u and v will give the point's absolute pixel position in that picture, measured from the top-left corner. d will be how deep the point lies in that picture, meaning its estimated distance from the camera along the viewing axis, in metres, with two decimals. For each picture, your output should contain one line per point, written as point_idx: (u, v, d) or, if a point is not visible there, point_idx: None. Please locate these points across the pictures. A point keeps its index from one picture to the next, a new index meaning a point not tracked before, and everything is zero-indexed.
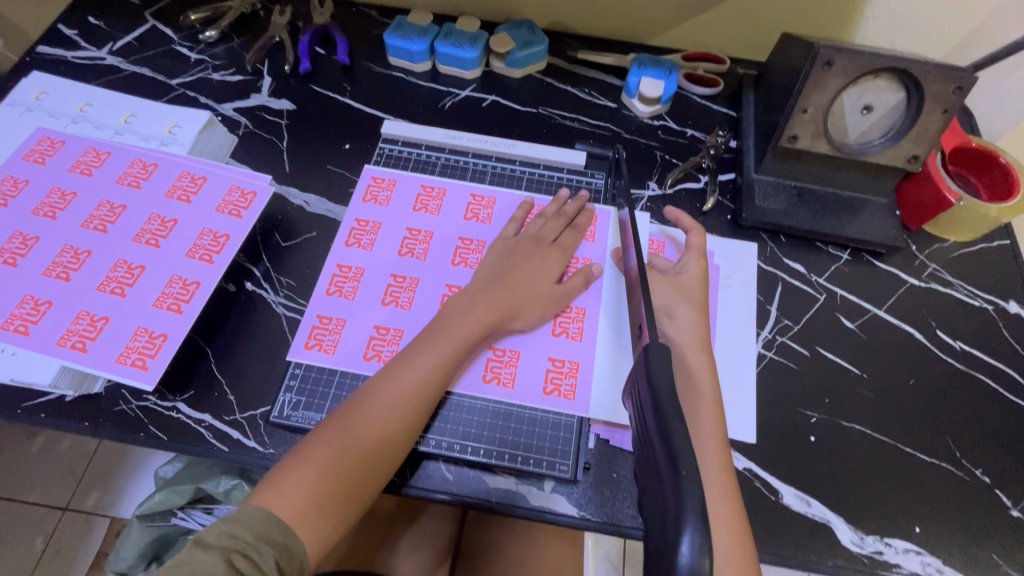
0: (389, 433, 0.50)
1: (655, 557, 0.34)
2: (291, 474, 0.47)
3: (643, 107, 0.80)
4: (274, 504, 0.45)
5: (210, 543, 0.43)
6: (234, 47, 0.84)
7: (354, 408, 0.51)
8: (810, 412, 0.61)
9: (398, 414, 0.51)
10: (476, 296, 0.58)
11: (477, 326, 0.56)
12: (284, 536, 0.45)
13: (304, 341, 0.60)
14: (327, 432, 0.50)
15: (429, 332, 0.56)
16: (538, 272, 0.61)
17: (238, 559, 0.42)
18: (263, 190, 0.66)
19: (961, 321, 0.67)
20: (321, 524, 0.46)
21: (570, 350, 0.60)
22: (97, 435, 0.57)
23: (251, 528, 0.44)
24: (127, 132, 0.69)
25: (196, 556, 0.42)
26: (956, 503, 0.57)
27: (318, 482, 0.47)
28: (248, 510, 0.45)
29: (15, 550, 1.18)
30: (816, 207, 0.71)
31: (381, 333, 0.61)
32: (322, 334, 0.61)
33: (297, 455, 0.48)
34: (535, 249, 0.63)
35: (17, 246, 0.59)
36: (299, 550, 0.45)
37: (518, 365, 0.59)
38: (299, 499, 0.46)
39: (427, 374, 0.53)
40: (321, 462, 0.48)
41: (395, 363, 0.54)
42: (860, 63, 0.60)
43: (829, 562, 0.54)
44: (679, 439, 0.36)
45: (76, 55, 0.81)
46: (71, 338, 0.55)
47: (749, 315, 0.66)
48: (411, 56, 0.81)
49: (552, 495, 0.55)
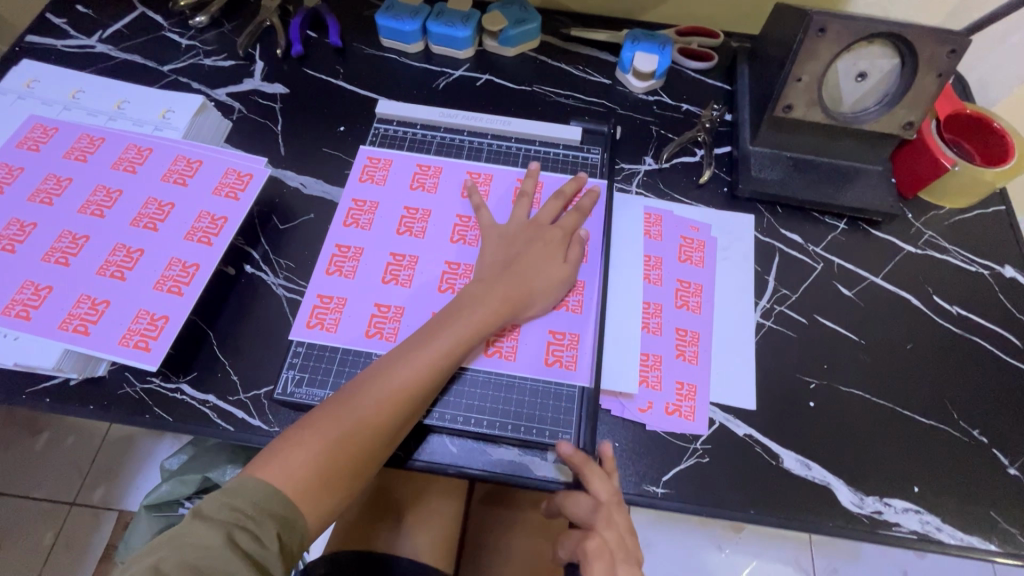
0: (396, 414, 0.51)
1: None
2: (296, 449, 0.48)
3: (638, 83, 0.79)
4: (277, 479, 0.46)
5: (209, 516, 0.43)
6: (225, 32, 0.83)
7: (362, 388, 0.51)
8: (809, 378, 0.62)
9: (407, 398, 0.51)
10: (488, 285, 0.58)
11: (482, 307, 0.56)
12: (286, 509, 0.46)
13: (305, 321, 0.61)
14: (330, 408, 0.50)
15: (439, 319, 0.56)
16: (542, 254, 0.61)
17: (239, 534, 0.43)
18: (259, 173, 0.66)
19: (957, 287, 0.68)
20: (321, 499, 0.47)
21: (570, 324, 0.61)
22: (101, 418, 0.57)
23: (251, 501, 0.44)
24: (120, 118, 0.69)
25: (198, 529, 0.43)
26: (955, 462, 0.58)
27: (321, 458, 0.48)
28: (247, 484, 0.45)
29: (25, 546, 1.19)
30: (813, 176, 0.71)
31: (381, 310, 0.61)
32: (325, 315, 0.61)
33: (302, 429, 0.49)
34: (537, 231, 0.63)
35: (15, 233, 0.59)
36: (300, 523, 0.46)
37: (522, 347, 0.59)
38: (302, 474, 0.47)
39: (438, 358, 0.53)
40: (327, 439, 0.48)
41: (406, 346, 0.54)
42: (854, 28, 0.60)
43: (830, 523, 0.55)
44: None
45: (66, 44, 0.81)
46: (73, 322, 0.56)
47: (747, 285, 0.66)
48: (403, 37, 0.81)
49: (555, 465, 0.56)
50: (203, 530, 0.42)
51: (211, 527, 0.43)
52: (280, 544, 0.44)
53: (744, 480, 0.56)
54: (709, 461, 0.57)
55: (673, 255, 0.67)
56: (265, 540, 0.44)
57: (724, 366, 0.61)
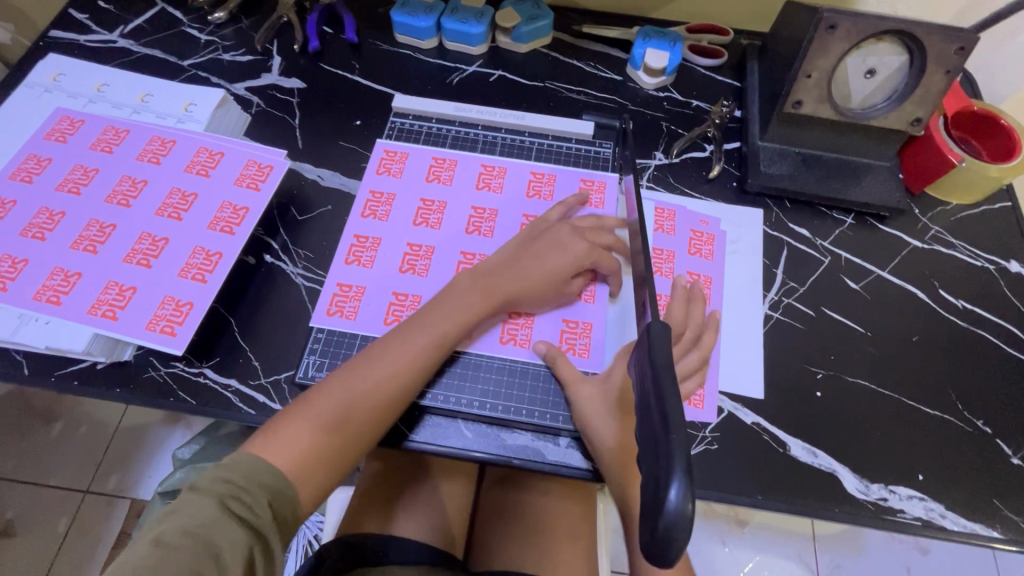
0: (389, 394, 0.53)
1: (643, 501, 0.36)
2: (290, 424, 0.50)
3: (648, 79, 0.81)
4: (270, 451, 0.48)
5: (202, 488, 0.44)
6: (242, 27, 0.85)
7: (358, 366, 0.53)
8: (816, 369, 0.63)
9: (400, 378, 0.53)
10: (491, 272, 0.60)
11: (483, 295, 0.58)
12: (277, 480, 0.47)
13: (329, 303, 0.63)
14: (326, 386, 0.52)
15: (437, 302, 0.58)
16: (551, 244, 0.62)
17: (231, 502, 0.44)
18: (279, 164, 0.67)
19: (963, 280, 0.69)
20: (314, 472, 0.49)
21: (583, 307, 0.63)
22: (127, 401, 0.59)
23: (243, 473, 0.46)
24: (144, 111, 0.71)
25: (194, 501, 0.44)
26: (959, 452, 0.59)
27: (315, 433, 0.50)
28: (242, 457, 0.47)
29: (41, 531, 1.21)
30: (821, 171, 0.72)
31: (400, 296, 0.63)
32: (344, 299, 0.63)
33: (298, 406, 0.51)
34: (547, 225, 0.64)
35: (45, 221, 0.61)
36: (292, 496, 0.47)
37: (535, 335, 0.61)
38: (294, 448, 0.49)
39: (434, 340, 0.55)
40: (320, 416, 0.50)
41: (404, 328, 0.56)
42: (864, 25, 0.61)
43: (835, 509, 0.56)
44: (672, 392, 0.36)
45: (89, 39, 0.83)
46: (102, 307, 0.57)
47: (756, 278, 0.68)
48: (417, 33, 0.82)
49: (567, 450, 0.58)
50: (198, 502, 0.43)
51: (205, 497, 0.44)
52: (272, 513, 0.46)
53: (752, 467, 0.58)
54: (717, 448, 0.58)
55: (683, 248, 0.68)
56: (258, 509, 0.45)
57: (736, 357, 0.63)
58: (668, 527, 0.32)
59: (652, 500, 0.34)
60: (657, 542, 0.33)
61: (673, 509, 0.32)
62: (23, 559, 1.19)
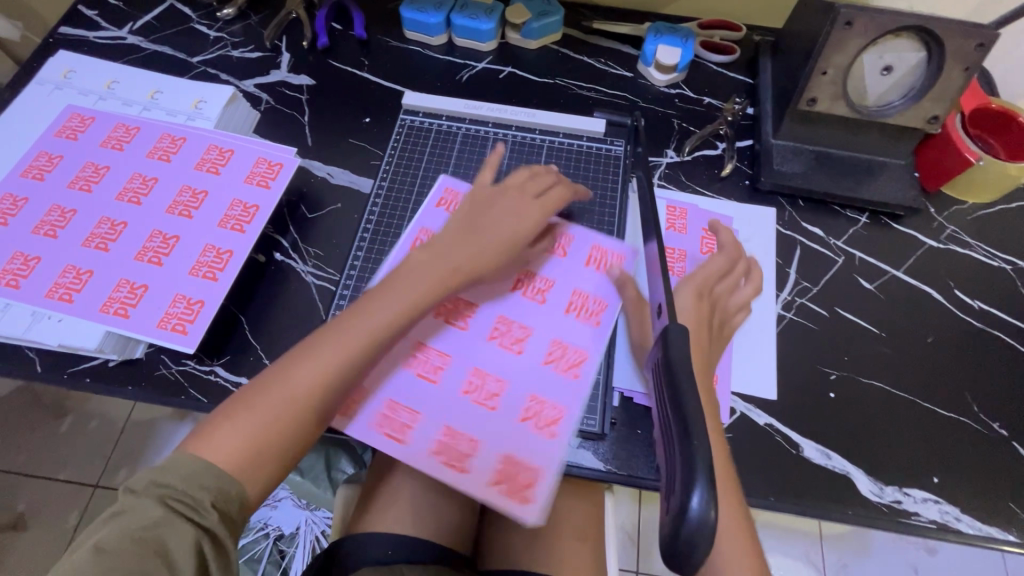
0: (330, 385, 0.50)
1: (666, 509, 0.35)
2: (226, 423, 0.47)
3: (660, 76, 0.80)
4: (211, 452, 0.46)
5: (138, 492, 0.42)
6: (251, 24, 0.85)
7: (298, 358, 0.50)
8: (829, 369, 0.62)
9: (342, 368, 0.51)
10: (438, 255, 0.57)
11: (436, 284, 0.55)
12: (218, 480, 0.45)
13: (425, 450, 0.55)
14: (266, 380, 0.50)
15: (380, 289, 0.55)
16: (502, 221, 0.61)
17: (174, 501, 0.42)
18: (289, 162, 0.67)
19: (979, 281, 0.68)
20: (256, 469, 0.47)
21: (610, 240, 0.67)
22: (139, 398, 0.59)
23: (181, 476, 0.44)
24: (154, 108, 0.71)
25: (134, 505, 0.42)
26: (975, 454, 0.58)
27: (253, 430, 0.47)
28: (178, 459, 0.45)
29: (53, 525, 1.23)
30: (835, 169, 0.72)
31: (484, 404, 0.57)
32: (451, 447, 0.55)
33: (235, 404, 0.49)
34: (506, 203, 0.62)
35: (56, 219, 0.61)
36: (235, 494, 0.45)
37: (587, 294, 0.63)
38: (235, 447, 0.46)
39: (378, 327, 0.52)
40: (258, 412, 0.48)
41: (345, 316, 0.53)
42: (881, 21, 0.60)
43: (849, 511, 0.56)
44: (691, 399, 0.36)
45: (98, 35, 0.83)
46: (114, 305, 0.57)
47: (769, 277, 0.67)
48: (427, 29, 0.82)
49: (578, 450, 0.57)
50: (140, 505, 0.42)
51: (145, 501, 0.42)
52: (218, 513, 0.44)
53: (764, 468, 0.57)
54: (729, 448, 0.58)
55: (695, 247, 0.67)
56: (201, 509, 0.43)
57: (749, 357, 0.62)
58: (692, 535, 0.32)
59: (674, 509, 0.34)
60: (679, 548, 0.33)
61: (696, 517, 0.32)
62: (34, 553, 1.20)
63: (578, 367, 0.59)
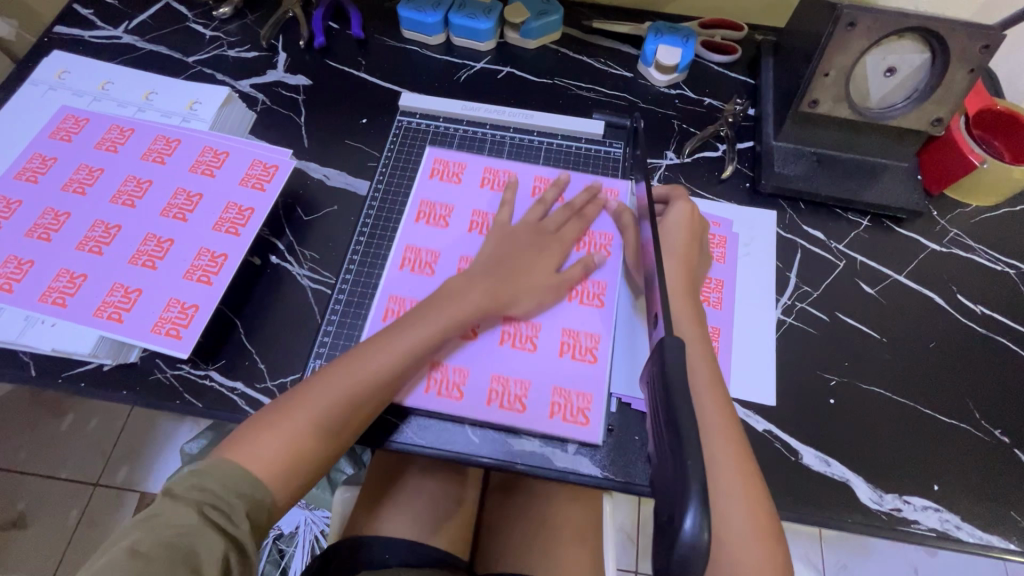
0: (366, 399, 0.52)
1: (660, 527, 0.35)
2: (264, 431, 0.49)
3: (660, 76, 0.79)
4: (249, 460, 0.48)
5: (179, 495, 0.45)
6: (248, 23, 0.84)
7: (335, 372, 0.53)
8: (829, 375, 0.62)
9: (377, 385, 0.53)
10: (472, 278, 0.60)
11: (472, 306, 0.58)
12: (253, 489, 0.47)
13: (481, 401, 0.58)
14: (304, 391, 0.52)
15: (420, 308, 0.57)
16: (538, 257, 0.62)
17: (209, 510, 0.45)
18: (285, 165, 0.67)
19: (982, 285, 0.67)
20: (290, 479, 0.49)
21: (606, 178, 0.70)
22: (134, 403, 0.59)
23: (221, 482, 0.46)
24: (149, 109, 0.70)
25: (170, 508, 0.44)
26: (976, 462, 0.58)
27: (290, 440, 0.49)
28: (217, 465, 0.47)
29: (53, 523, 1.23)
30: (837, 171, 0.71)
31: (524, 348, 0.60)
32: (505, 392, 0.58)
33: (272, 413, 0.51)
34: (535, 241, 0.64)
35: (50, 222, 0.61)
36: (268, 502, 0.48)
37: (591, 231, 0.66)
38: (271, 456, 0.48)
39: (414, 347, 0.55)
40: (295, 423, 0.50)
41: (384, 334, 0.56)
42: (885, 22, 0.59)
43: (849, 520, 0.55)
44: (684, 414, 0.35)
45: (93, 35, 0.82)
46: (107, 309, 0.57)
47: (769, 280, 0.66)
48: (425, 29, 0.81)
49: (576, 457, 0.57)
50: (174, 509, 0.44)
51: (182, 506, 0.44)
52: (251, 521, 0.46)
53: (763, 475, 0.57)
54: None
55: None
56: (234, 518, 0.45)
57: (749, 363, 0.61)
58: (685, 558, 0.31)
59: (668, 529, 0.33)
60: (673, 568, 0.32)
61: (689, 539, 0.31)
62: (34, 551, 1.20)
63: (601, 296, 0.62)
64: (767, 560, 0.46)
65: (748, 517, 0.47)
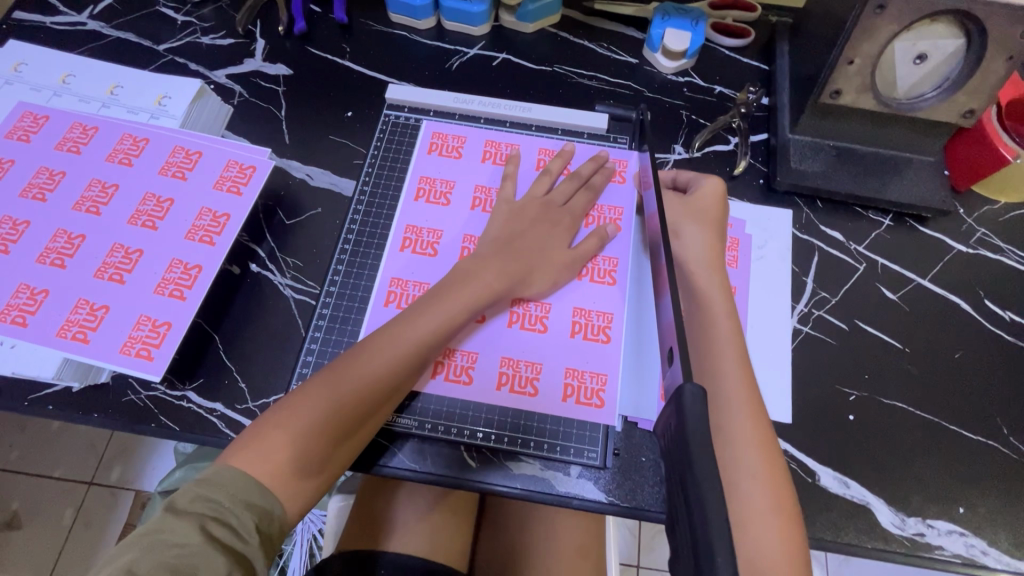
0: (378, 394, 0.49)
1: None
2: (274, 432, 0.45)
3: (667, 63, 0.74)
4: (256, 466, 0.44)
5: (183, 510, 0.41)
6: (223, 7, 0.78)
7: (346, 366, 0.49)
8: (849, 390, 0.58)
9: (390, 378, 0.49)
10: (485, 260, 0.55)
11: (486, 292, 0.53)
12: (263, 498, 0.43)
13: (491, 385, 0.55)
14: (314, 386, 0.47)
15: (433, 293, 0.53)
16: (548, 236, 0.58)
17: (214, 526, 0.40)
18: (263, 165, 0.61)
19: (1011, 289, 0.63)
20: (300, 487, 0.45)
21: (613, 150, 0.67)
22: (107, 426, 0.55)
23: (228, 492, 0.42)
24: (114, 105, 0.65)
25: (171, 525, 0.40)
26: (1003, 482, 0.54)
27: (302, 441, 0.45)
28: (219, 473, 0.43)
29: (48, 523, 1.21)
30: (858, 167, 0.66)
31: (534, 328, 0.57)
32: (516, 375, 0.55)
33: (280, 411, 0.46)
34: (544, 214, 0.59)
35: (8, 232, 0.56)
36: (279, 514, 0.44)
37: (600, 205, 0.63)
38: (282, 461, 0.44)
39: (427, 337, 0.51)
40: (306, 422, 0.46)
41: (395, 322, 0.51)
42: (917, 5, 0.53)
43: (869, 545, 0.52)
44: (705, 468, 0.31)
45: (55, 21, 0.76)
46: (71, 329, 0.53)
47: (784, 286, 0.62)
48: (413, 12, 0.75)
49: (578, 480, 0.54)
50: (168, 528, 0.40)
51: (182, 521, 0.40)
52: (261, 536, 0.42)
53: None
54: None
55: None
56: (244, 534, 0.41)
57: (765, 379, 0.57)
58: None
59: None
60: None
61: None
62: (31, 551, 1.18)
63: (613, 273, 0.59)
64: (789, 539, 0.45)
65: (770, 497, 0.46)
